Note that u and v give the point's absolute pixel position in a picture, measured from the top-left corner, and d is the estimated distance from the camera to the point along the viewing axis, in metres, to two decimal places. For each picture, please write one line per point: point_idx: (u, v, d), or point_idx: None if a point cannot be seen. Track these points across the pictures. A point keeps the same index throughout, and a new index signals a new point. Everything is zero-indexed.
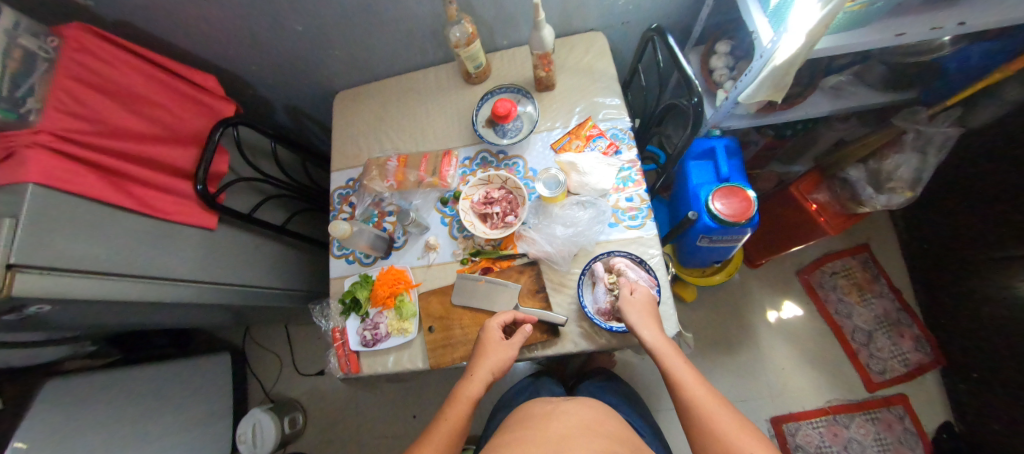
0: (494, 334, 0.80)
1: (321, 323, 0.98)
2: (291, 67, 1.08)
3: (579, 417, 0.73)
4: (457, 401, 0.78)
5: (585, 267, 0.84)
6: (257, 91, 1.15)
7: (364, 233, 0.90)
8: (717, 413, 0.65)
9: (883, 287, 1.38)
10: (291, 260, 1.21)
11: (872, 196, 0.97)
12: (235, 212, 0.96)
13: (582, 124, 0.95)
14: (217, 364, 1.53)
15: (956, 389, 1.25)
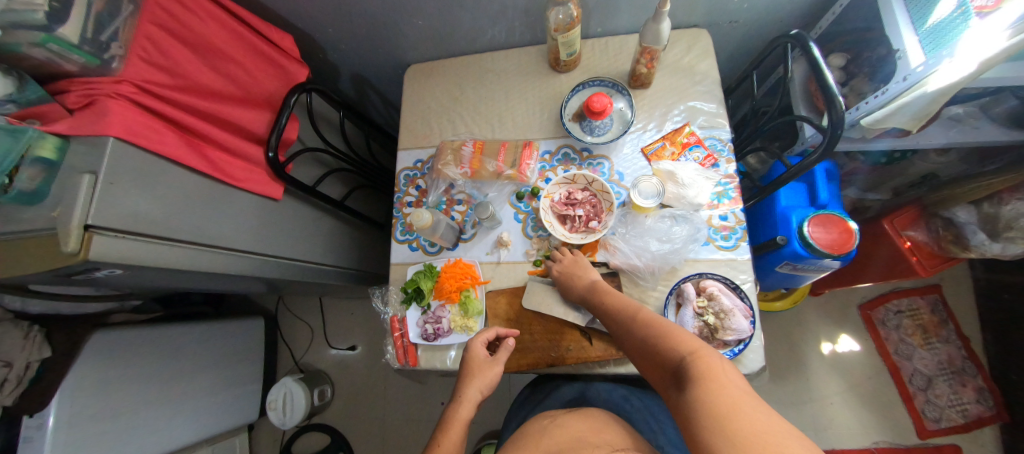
0: (478, 352, 0.77)
1: (379, 307, 0.94)
2: (366, 33, 1.01)
3: (572, 433, 0.66)
4: (450, 424, 0.71)
5: (671, 289, 0.77)
6: (325, 55, 1.09)
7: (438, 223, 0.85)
8: (681, 349, 0.58)
9: (950, 332, 1.29)
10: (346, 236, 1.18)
11: (982, 242, 0.91)
12: (300, 183, 0.91)
13: (678, 129, 0.88)
14: (252, 328, 1.53)
15: (1018, 447, 1.17)
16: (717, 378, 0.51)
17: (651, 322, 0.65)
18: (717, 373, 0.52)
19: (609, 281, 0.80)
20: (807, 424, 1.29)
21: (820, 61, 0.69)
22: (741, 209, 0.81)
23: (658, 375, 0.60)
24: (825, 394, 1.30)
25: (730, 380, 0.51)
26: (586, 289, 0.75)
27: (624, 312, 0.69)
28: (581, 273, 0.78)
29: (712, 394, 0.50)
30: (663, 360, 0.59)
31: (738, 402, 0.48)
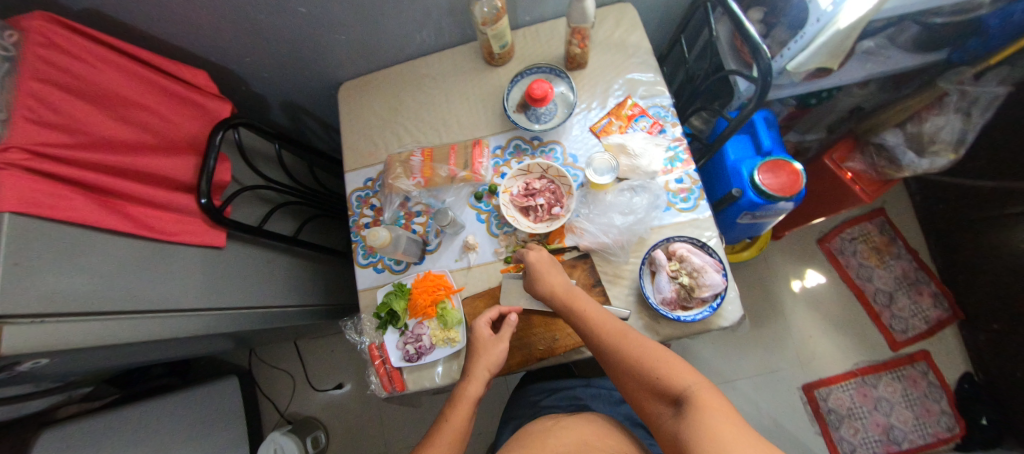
0: (483, 331, 0.75)
1: (354, 339, 0.90)
2: (288, 57, 0.96)
3: (575, 436, 0.69)
4: (459, 400, 0.72)
5: (644, 258, 0.78)
6: (248, 87, 1.02)
7: (399, 239, 0.81)
8: (667, 371, 0.59)
9: (900, 249, 1.38)
10: (306, 271, 1.12)
11: (912, 161, 0.97)
12: (244, 225, 0.85)
13: (621, 103, 0.88)
14: (228, 389, 1.43)
15: (976, 340, 1.27)
16: (708, 403, 0.54)
17: (633, 338, 0.65)
18: (710, 399, 0.54)
19: (582, 264, 0.80)
20: (792, 360, 1.35)
21: (739, 14, 0.71)
22: (693, 169, 0.83)
23: (643, 393, 0.61)
24: (802, 329, 1.37)
25: (721, 406, 0.53)
26: (562, 296, 0.73)
27: (602, 328, 0.67)
28: (546, 269, 0.76)
29: (706, 419, 0.52)
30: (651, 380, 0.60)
31: (733, 425, 0.51)
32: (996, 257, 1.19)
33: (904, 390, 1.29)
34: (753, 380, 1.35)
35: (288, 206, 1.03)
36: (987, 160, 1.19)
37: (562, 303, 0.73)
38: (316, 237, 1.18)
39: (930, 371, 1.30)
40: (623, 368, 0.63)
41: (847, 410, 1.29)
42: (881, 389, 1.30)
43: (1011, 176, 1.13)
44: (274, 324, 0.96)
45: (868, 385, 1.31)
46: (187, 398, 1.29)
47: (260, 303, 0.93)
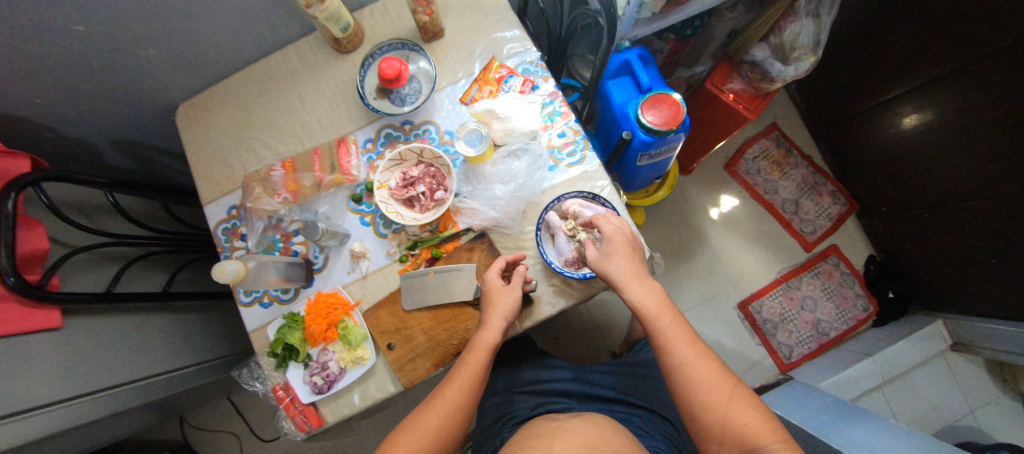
0: (496, 282, 0.70)
1: (255, 388, 0.80)
2: (97, 87, 0.81)
3: (584, 438, 0.64)
4: (475, 346, 0.68)
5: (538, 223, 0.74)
6: (56, 130, 0.86)
7: (265, 267, 0.73)
8: (751, 418, 0.59)
9: (797, 158, 1.44)
10: (180, 329, 0.97)
11: (781, 71, 0.96)
12: (85, 295, 0.72)
13: (487, 67, 0.83)
14: None
15: (873, 225, 1.38)
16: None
17: (720, 372, 0.63)
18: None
19: (479, 245, 0.75)
20: (725, 283, 1.39)
21: None
22: (574, 120, 0.79)
23: (714, 424, 0.60)
24: (728, 252, 1.40)
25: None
26: (642, 303, 0.66)
27: (688, 348, 0.64)
28: (628, 249, 0.67)
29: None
30: (731, 420, 0.60)
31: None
32: (874, 147, 1.28)
33: (823, 284, 1.37)
34: (694, 313, 1.37)
35: (147, 257, 0.90)
36: (851, 58, 1.25)
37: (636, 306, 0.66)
38: (191, 286, 1.04)
39: (841, 262, 1.39)
40: (700, 392, 0.62)
41: (780, 317, 1.35)
42: (804, 288, 1.37)
43: (872, 68, 1.21)
44: (152, 396, 0.83)
45: (794, 288, 1.37)
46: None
47: (126, 377, 0.79)
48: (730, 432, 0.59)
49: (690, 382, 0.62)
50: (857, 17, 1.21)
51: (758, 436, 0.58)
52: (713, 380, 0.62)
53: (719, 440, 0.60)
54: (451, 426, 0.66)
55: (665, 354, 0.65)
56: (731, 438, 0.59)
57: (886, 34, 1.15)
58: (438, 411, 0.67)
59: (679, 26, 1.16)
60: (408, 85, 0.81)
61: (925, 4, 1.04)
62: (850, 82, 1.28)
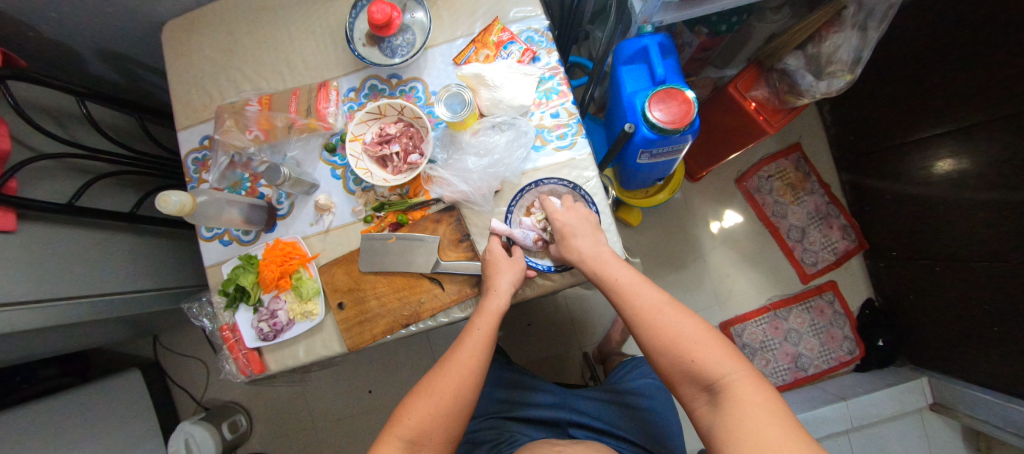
0: (499, 252, 0.67)
1: (203, 323, 0.78)
2: None
3: None
4: (481, 314, 0.65)
5: (508, 209, 0.71)
6: (35, 28, 0.82)
7: (228, 208, 0.70)
8: (707, 348, 0.56)
9: (813, 184, 1.36)
10: (142, 253, 0.95)
11: (811, 85, 0.88)
12: (46, 204, 0.72)
13: (487, 28, 0.77)
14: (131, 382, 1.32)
15: (878, 268, 1.31)
16: (747, 392, 0.52)
17: (672, 306, 0.60)
18: (756, 391, 0.52)
19: (446, 218, 0.71)
20: (711, 301, 1.34)
21: None
22: (571, 102, 0.74)
23: (674, 363, 0.57)
24: (721, 270, 1.34)
25: (766, 392, 0.52)
26: (597, 257, 0.64)
27: (641, 292, 0.62)
28: (580, 218, 0.67)
29: (747, 417, 0.50)
30: (688, 356, 0.56)
31: (776, 422, 0.49)
32: (897, 186, 1.19)
33: (812, 320, 1.31)
34: None
35: (117, 176, 0.90)
36: (895, 87, 1.15)
37: (591, 264, 0.64)
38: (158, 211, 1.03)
39: (836, 300, 1.32)
40: (656, 336, 0.59)
41: (760, 343, 1.31)
42: (791, 321, 1.32)
43: (915, 101, 1.11)
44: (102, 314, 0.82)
45: (780, 318, 1.32)
46: (84, 395, 1.16)
47: (78, 291, 0.78)
48: (691, 369, 0.56)
49: (647, 326, 0.60)
50: (910, 42, 1.10)
51: (716, 366, 0.55)
52: (668, 317, 0.59)
53: (681, 378, 0.57)
54: (466, 394, 0.63)
55: (622, 306, 0.63)
56: (690, 375, 0.56)
57: (939, 66, 1.04)
58: (452, 377, 0.63)
59: (714, 20, 1.06)
60: (401, 35, 0.76)
61: (990, 40, 0.94)
62: (888, 113, 1.18)
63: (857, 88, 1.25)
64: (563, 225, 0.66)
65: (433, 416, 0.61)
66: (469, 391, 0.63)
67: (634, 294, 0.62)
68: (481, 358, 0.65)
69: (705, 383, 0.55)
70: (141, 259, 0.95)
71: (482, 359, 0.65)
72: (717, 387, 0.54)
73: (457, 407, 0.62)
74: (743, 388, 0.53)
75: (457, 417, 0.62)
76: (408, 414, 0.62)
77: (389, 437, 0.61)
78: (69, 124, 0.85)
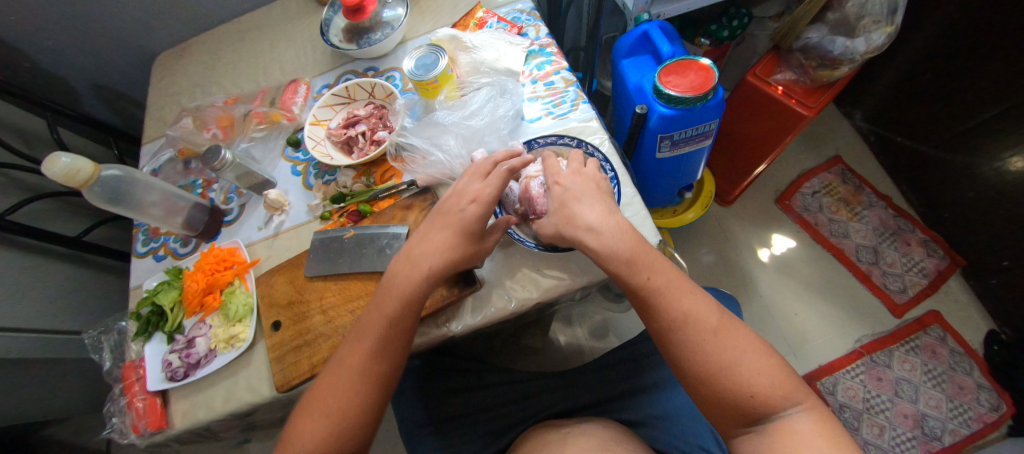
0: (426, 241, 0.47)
1: (101, 358, 0.59)
2: (78, 21, 0.77)
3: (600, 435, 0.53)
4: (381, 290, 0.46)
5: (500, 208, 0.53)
6: (32, 59, 0.78)
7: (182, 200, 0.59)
8: (766, 375, 0.38)
9: (869, 196, 1.16)
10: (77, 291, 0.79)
11: (846, 47, 0.76)
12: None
13: (469, 14, 0.70)
14: None
15: (988, 286, 1.01)
16: (813, 434, 0.36)
17: (717, 309, 0.41)
18: (827, 434, 0.36)
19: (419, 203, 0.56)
20: (783, 346, 1.04)
21: None
22: (568, 70, 0.63)
23: (720, 399, 0.38)
24: (785, 306, 1.08)
25: (834, 429, 0.36)
26: (614, 248, 0.43)
27: (675, 291, 0.42)
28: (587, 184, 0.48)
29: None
30: (737, 391, 0.38)
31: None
32: (972, 183, 0.99)
33: (924, 365, 1.00)
34: None
35: (69, 197, 0.80)
36: (933, 73, 1.01)
37: (615, 254, 0.43)
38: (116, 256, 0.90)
39: (948, 335, 1.02)
40: (695, 363, 0.39)
41: (862, 403, 0.99)
42: (897, 368, 1.01)
43: (963, 82, 0.95)
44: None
45: (881, 366, 1.01)
46: None
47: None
48: (740, 411, 0.38)
49: (688, 342, 0.40)
50: (925, 24, 0.99)
51: (777, 401, 0.37)
52: (715, 320, 0.40)
53: (730, 418, 0.38)
54: (382, 385, 0.44)
55: (651, 315, 0.42)
56: (737, 414, 0.38)
57: (970, 36, 0.92)
58: (358, 352, 0.44)
59: (713, 28, 0.97)
60: (380, 31, 0.69)
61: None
62: (935, 110, 1.03)
63: (883, 87, 1.13)
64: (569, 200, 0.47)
65: (341, 438, 0.42)
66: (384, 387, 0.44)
67: (666, 298, 0.42)
68: (400, 316, 0.45)
69: (760, 422, 0.37)
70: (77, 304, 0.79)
71: (407, 333, 0.45)
72: (771, 427, 0.37)
73: (369, 409, 0.43)
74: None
75: (373, 427, 0.44)
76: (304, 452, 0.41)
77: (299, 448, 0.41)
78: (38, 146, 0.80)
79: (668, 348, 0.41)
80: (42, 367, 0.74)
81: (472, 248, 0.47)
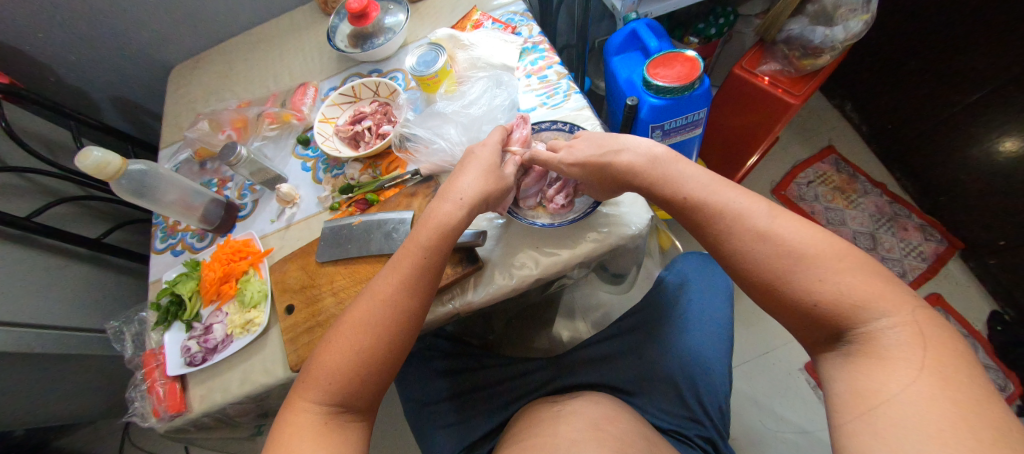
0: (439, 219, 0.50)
1: (123, 348, 0.61)
2: (102, 37, 0.82)
3: (589, 415, 0.54)
4: (390, 267, 0.49)
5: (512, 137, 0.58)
6: (59, 73, 0.83)
7: (203, 194, 0.63)
8: (837, 284, 0.36)
9: (865, 184, 1.18)
10: (89, 292, 0.82)
11: (826, 35, 0.80)
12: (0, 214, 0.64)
13: (465, 17, 0.75)
14: None
15: (988, 268, 1.02)
16: (896, 352, 0.33)
17: (787, 219, 0.40)
18: (920, 349, 0.33)
19: (423, 190, 0.58)
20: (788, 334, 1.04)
21: None
22: (561, 64, 0.67)
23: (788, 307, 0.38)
24: None
25: (932, 346, 0.33)
26: (649, 178, 0.48)
27: (727, 208, 0.43)
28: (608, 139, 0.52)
29: (897, 401, 0.31)
30: (801, 299, 0.37)
31: (977, 432, 0.29)
32: (965, 164, 1.00)
33: None
34: (744, 370, 1.02)
35: (87, 201, 0.84)
36: (919, 61, 1.03)
37: (650, 179, 0.48)
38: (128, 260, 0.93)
39: (951, 318, 1.02)
40: (758, 271, 0.40)
41: None
42: None
43: (948, 66, 0.98)
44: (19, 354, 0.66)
45: None
46: None
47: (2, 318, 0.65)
48: (813, 321, 0.37)
49: (749, 253, 0.40)
50: (906, 14, 1.03)
51: (845, 313, 0.36)
52: (792, 238, 0.39)
53: (806, 330, 0.38)
54: (385, 348, 0.45)
55: (702, 227, 0.44)
56: (810, 325, 0.37)
57: (950, 23, 0.95)
58: (363, 313, 0.46)
59: (701, 27, 1.01)
60: (383, 36, 0.74)
61: None
62: (921, 97, 1.06)
63: (872, 78, 1.16)
64: (607, 143, 0.51)
65: (343, 396, 0.44)
66: (388, 352, 0.45)
67: (712, 212, 0.43)
68: (405, 281, 0.47)
69: (839, 334, 0.36)
70: (89, 305, 0.81)
71: (415, 299, 0.47)
72: (852, 339, 0.35)
73: (371, 370, 0.45)
74: (892, 373, 0.33)
75: (374, 390, 0.45)
76: (307, 409, 0.43)
77: (304, 407, 0.43)
78: (58, 153, 0.84)
79: (728, 260, 0.42)
80: (58, 364, 0.76)
81: (471, 215, 0.50)
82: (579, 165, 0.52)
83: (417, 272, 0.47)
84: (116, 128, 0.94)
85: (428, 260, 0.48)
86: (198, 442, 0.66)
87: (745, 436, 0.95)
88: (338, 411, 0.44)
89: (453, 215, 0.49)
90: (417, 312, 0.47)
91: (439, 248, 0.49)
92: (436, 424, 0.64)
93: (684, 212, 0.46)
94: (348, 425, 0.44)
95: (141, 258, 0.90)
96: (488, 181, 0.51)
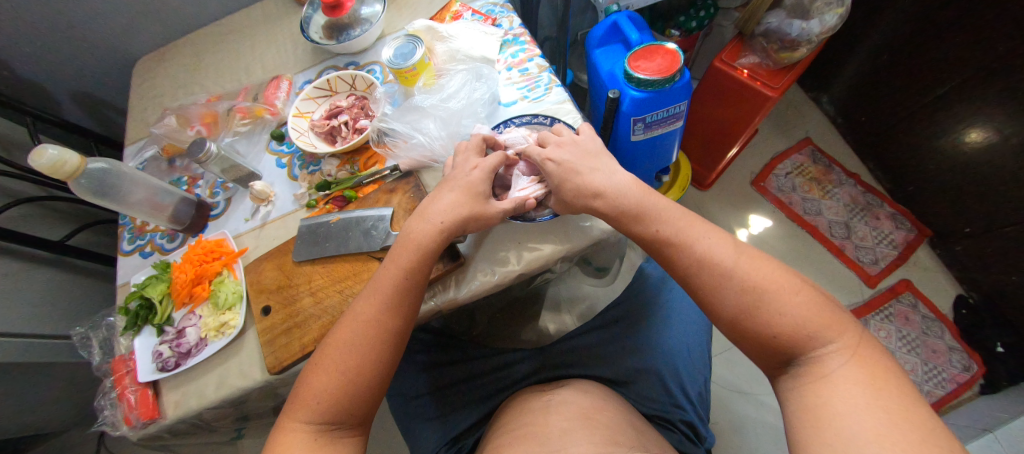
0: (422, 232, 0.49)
1: (90, 355, 0.59)
2: (57, 29, 0.77)
3: (578, 406, 0.54)
4: (371, 287, 0.48)
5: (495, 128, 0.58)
6: (10, 66, 0.78)
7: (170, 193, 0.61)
8: (793, 313, 0.39)
9: (839, 175, 1.21)
10: (50, 298, 0.78)
11: (802, 29, 0.81)
12: None
13: (444, 8, 0.73)
14: None
15: (954, 253, 1.06)
16: (845, 372, 0.36)
17: (749, 256, 0.42)
18: (866, 371, 0.35)
19: (402, 186, 0.57)
20: None
21: None
22: (541, 57, 0.66)
23: (749, 332, 0.40)
24: None
25: (876, 371, 0.36)
26: (625, 204, 0.47)
27: (697, 240, 0.44)
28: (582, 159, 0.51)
29: (844, 415, 0.34)
30: (761, 329, 0.40)
31: (912, 440, 0.31)
32: (933, 154, 1.04)
33: (899, 332, 1.04)
34: (725, 358, 1.04)
35: (46, 201, 0.80)
36: (891, 54, 1.06)
37: (628, 224, 0.47)
38: (95, 262, 0.89)
39: (920, 302, 1.06)
40: (725, 299, 0.41)
41: None
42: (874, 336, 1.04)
43: (917, 59, 1.00)
44: None
45: None
46: None
47: None
48: (774, 345, 0.39)
49: (718, 281, 0.42)
50: (877, 8, 1.05)
51: (806, 339, 0.38)
52: (755, 271, 0.41)
53: (764, 356, 0.40)
54: (372, 370, 0.45)
55: (674, 260, 0.45)
56: (768, 350, 0.40)
57: (921, 18, 0.97)
58: (348, 334, 0.45)
59: (681, 20, 1.01)
60: (359, 27, 0.71)
61: None
62: (892, 90, 1.08)
63: (846, 72, 1.18)
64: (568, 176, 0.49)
65: (335, 414, 0.43)
66: (369, 380, 0.45)
67: (679, 248, 0.44)
68: (390, 298, 0.47)
69: (794, 359, 0.38)
70: (52, 310, 0.77)
71: (401, 317, 0.47)
72: (804, 363, 0.38)
73: (361, 387, 0.44)
74: (842, 388, 0.35)
75: (363, 406, 0.45)
76: (297, 428, 0.43)
77: (294, 427, 0.43)
78: (12, 151, 0.80)
79: (693, 286, 0.44)
80: (24, 372, 0.73)
81: (452, 238, 0.49)
82: (555, 160, 0.50)
83: (400, 291, 0.47)
84: (78, 124, 0.89)
85: (413, 277, 0.47)
86: (174, 449, 0.64)
87: (727, 421, 0.98)
88: (329, 428, 0.43)
89: (430, 234, 0.48)
90: (402, 330, 0.47)
91: (422, 255, 0.48)
92: (419, 422, 0.63)
93: (656, 242, 0.46)
94: (342, 442, 0.43)
95: (108, 259, 0.86)
96: (468, 204, 0.49)
